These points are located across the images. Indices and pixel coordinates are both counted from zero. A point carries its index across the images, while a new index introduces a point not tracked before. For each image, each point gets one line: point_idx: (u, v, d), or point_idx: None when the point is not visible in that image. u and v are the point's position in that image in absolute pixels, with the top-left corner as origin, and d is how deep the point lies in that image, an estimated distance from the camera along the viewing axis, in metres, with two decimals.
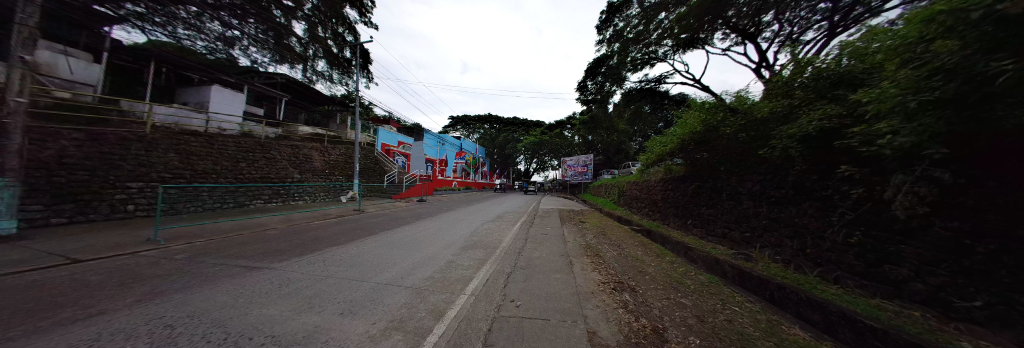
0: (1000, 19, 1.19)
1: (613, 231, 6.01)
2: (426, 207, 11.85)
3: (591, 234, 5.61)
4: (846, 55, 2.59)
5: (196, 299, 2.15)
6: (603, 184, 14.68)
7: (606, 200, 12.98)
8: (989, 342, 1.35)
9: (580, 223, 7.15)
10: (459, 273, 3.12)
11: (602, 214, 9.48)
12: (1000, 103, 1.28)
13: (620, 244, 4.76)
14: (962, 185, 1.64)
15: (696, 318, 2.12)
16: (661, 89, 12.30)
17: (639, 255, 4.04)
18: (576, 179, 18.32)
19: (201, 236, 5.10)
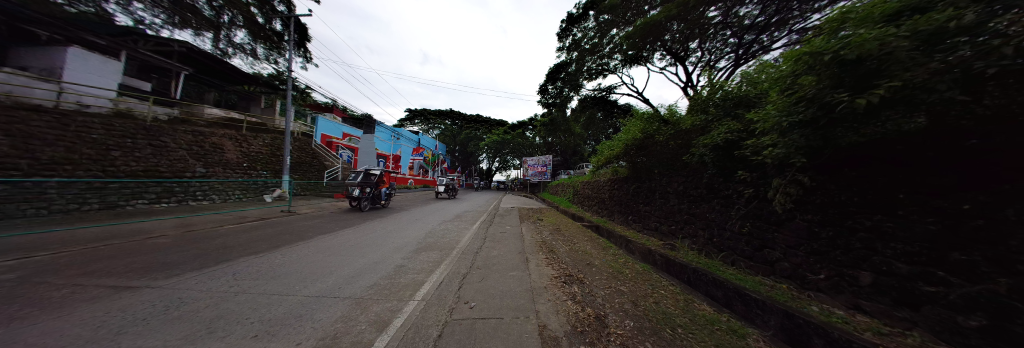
0: (839, 65, 1.73)
1: (567, 227, 6.40)
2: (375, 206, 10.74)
3: (547, 230, 5.90)
4: (745, 82, 3.28)
5: (29, 334, 1.51)
6: (560, 183, 15.51)
7: (561, 198, 13.78)
8: (833, 306, 2.04)
9: (538, 220, 7.45)
10: (409, 278, 2.90)
11: (558, 211, 10.02)
12: (838, 127, 1.87)
13: (572, 239, 5.11)
14: (819, 187, 2.34)
15: (631, 303, 2.39)
16: (611, 98, 13.56)
17: (589, 249, 4.40)
18: (536, 179, 18.89)
19: (46, 248, 3.69)
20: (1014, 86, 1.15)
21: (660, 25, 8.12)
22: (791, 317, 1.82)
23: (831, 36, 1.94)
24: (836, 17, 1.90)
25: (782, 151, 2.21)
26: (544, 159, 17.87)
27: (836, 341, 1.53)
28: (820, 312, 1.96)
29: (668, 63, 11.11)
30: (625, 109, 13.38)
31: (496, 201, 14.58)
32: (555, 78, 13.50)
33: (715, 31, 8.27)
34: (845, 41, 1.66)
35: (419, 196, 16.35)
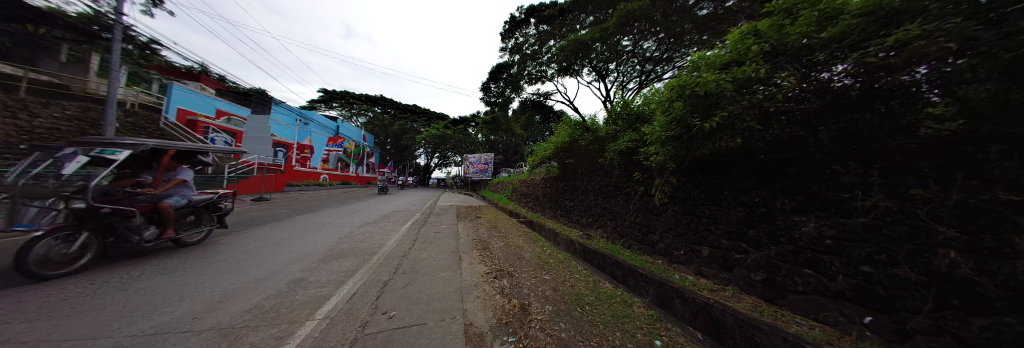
0: (697, 96, 2.42)
1: (503, 224, 6.57)
2: (267, 207, 8.41)
3: (483, 228, 5.92)
4: (635, 99, 3.96)
5: None
6: (500, 182, 15.77)
7: (501, 196, 14.04)
8: (688, 271, 3.02)
9: (476, 218, 7.40)
10: (310, 293, 2.40)
11: (496, 209, 10.14)
12: (698, 144, 2.63)
13: (506, 234, 5.29)
14: (682, 185, 3.25)
15: (552, 289, 2.64)
16: (547, 103, 14.66)
17: (520, 243, 4.63)
18: (477, 176, 18.74)
19: None
20: (781, 136, 2.19)
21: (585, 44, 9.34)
22: (662, 283, 2.49)
23: (691, 73, 2.63)
24: (693, 60, 2.57)
25: (667, 157, 2.96)
26: (486, 156, 17.87)
27: (688, 298, 2.21)
28: (680, 280, 2.70)
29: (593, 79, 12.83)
30: (559, 115, 14.68)
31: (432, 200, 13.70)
32: (497, 78, 13.79)
33: (626, 57, 9.93)
34: (699, 81, 2.34)
35: (336, 195, 13.81)
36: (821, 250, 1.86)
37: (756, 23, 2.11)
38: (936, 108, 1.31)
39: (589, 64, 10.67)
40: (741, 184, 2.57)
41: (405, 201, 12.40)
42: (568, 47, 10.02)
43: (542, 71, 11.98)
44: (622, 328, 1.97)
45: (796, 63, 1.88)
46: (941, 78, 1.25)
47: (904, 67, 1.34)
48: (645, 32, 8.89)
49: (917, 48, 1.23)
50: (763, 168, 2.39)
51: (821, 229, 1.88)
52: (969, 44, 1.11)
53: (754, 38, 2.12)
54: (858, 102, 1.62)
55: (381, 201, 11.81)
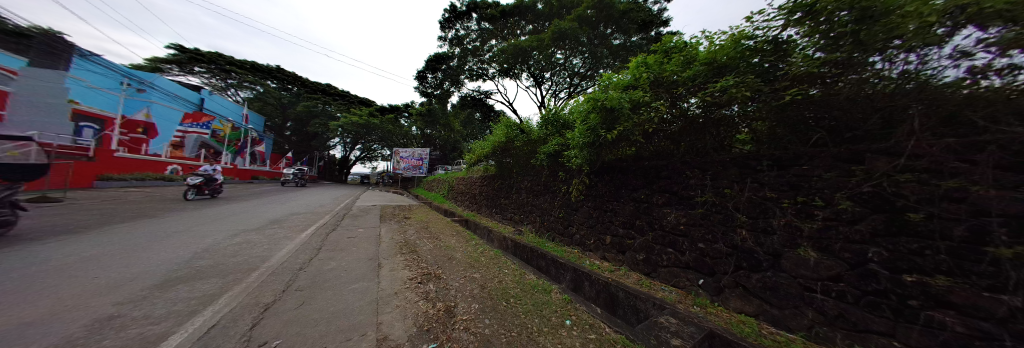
0: (606, 109, 2.92)
1: (435, 224, 6.25)
2: (42, 211, 5.24)
3: (412, 229, 5.44)
4: (558, 108, 4.34)
5: None
6: (436, 179, 14.86)
7: (436, 194, 13.25)
8: (595, 256, 3.60)
9: (404, 219, 6.75)
10: (147, 330, 1.65)
11: (430, 208, 9.50)
12: (605, 149, 3.19)
13: (438, 235, 5.02)
14: (593, 184, 3.83)
15: (480, 287, 2.66)
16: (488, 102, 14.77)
17: (452, 243, 4.48)
18: (410, 172, 17.04)
19: None
20: (659, 149, 2.99)
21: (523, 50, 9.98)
22: (575, 269, 2.88)
23: (600, 90, 3.09)
24: (604, 82, 3.01)
25: (583, 160, 3.45)
26: (421, 151, 16.48)
27: (594, 279, 2.64)
28: (591, 265, 3.18)
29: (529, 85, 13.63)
30: (498, 115, 14.99)
31: (350, 199, 11.66)
32: (435, 68, 13.00)
33: (559, 70, 10.99)
34: (609, 98, 2.82)
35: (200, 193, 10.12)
36: (678, 233, 2.63)
37: (644, 57, 2.65)
38: (743, 131, 2.26)
39: (527, 70, 11.31)
40: (632, 183, 3.23)
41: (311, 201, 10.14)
42: (508, 50, 10.37)
43: (483, 68, 11.98)
44: (539, 314, 2.17)
45: (668, 92, 2.50)
46: (746, 114, 2.12)
47: (728, 103, 2.12)
48: (574, 50, 10.01)
49: (732, 93, 2.01)
50: (646, 171, 3.09)
51: (679, 218, 2.63)
52: (758, 93, 1.96)
53: (644, 68, 2.63)
54: (703, 128, 2.47)
55: (271, 201, 9.25)
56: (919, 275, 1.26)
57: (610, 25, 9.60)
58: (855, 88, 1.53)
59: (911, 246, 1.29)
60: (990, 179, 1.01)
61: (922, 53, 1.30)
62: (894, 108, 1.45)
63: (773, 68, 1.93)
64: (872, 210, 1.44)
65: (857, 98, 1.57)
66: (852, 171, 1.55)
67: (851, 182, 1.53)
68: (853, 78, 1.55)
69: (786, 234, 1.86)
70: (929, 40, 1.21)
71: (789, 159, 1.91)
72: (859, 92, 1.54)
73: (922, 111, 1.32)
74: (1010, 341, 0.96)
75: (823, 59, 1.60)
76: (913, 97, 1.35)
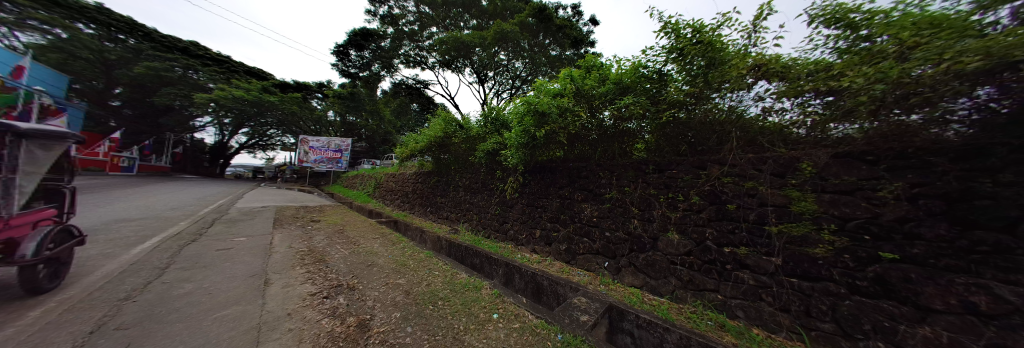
0: (538, 113, 3.15)
1: (354, 226, 5.39)
2: None
3: (321, 234, 4.53)
4: (495, 109, 4.39)
5: None
6: (359, 175, 12.84)
7: (359, 193, 11.48)
8: (525, 249, 3.85)
9: (311, 222, 5.55)
10: None
11: (350, 208, 8.14)
12: (538, 148, 3.45)
13: (356, 239, 4.34)
14: (527, 183, 4.08)
15: (404, 294, 2.44)
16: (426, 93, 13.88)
17: (374, 248, 3.96)
18: (324, 166, 14.12)
19: None
20: (579, 153, 3.42)
21: (465, 45, 9.85)
22: (506, 263, 3.01)
23: (534, 95, 3.30)
24: (538, 87, 3.22)
25: (517, 160, 3.61)
26: (342, 141, 13.96)
27: (524, 271, 2.82)
28: (522, 258, 3.37)
29: (472, 81, 13.37)
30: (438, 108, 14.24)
31: (226, 199, 8.73)
32: (363, 46, 11.86)
33: (501, 71, 11.22)
34: (542, 103, 3.06)
35: None
36: (591, 224, 3.09)
37: (571, 70, 2.95)
38: (641, 139, 2.75)
39: (468, 66, 11.13)
40: (559, 182, 3.59)
41: (154, 202, 7.12)
42: (449, 40, 9.91)
43: (421, 56, 11.12)
44: (468, 312, 2.16)
45: (588, 103, 2.88)
46: (641, 128, 2.67)
47: (629, 117, 2.62)
48: (516, 54, 10.38)
49: (631, 109, 2.52)
50: (570, 172, 3.49)
51: (593, 211, 3.10)
52: (647, 111, 2.50)
53: (569, 79, 2.95)
54: (612, 137, 2.96)
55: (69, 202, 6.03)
56: (732, 247, 2.05)
57: (548, 36, 10.36)
58: (704, 115, 2.23)
59: (729, 227, 2.08)
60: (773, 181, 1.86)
61: (736, 95, 2.05)
62: (723, 131, 2.19)
63: (658, 91, 2.46)
64: (712, 203, 2.20)
65: (705, 122, 2.27)
66: (701, 175, 2.28)
67: (700, 182, 2.28)
68: (704, 107, 2.22)
69: (662, 221, 2.50)
70: (743, 85, 1.95)
71: (665, 165, 2.56)
72: (706, 117, 2.24)
73: (739, 134, 2.09)
74: (777, 286, 1.81)
75: (688, 91, 2.24)
76: (735, 124, 2.11)
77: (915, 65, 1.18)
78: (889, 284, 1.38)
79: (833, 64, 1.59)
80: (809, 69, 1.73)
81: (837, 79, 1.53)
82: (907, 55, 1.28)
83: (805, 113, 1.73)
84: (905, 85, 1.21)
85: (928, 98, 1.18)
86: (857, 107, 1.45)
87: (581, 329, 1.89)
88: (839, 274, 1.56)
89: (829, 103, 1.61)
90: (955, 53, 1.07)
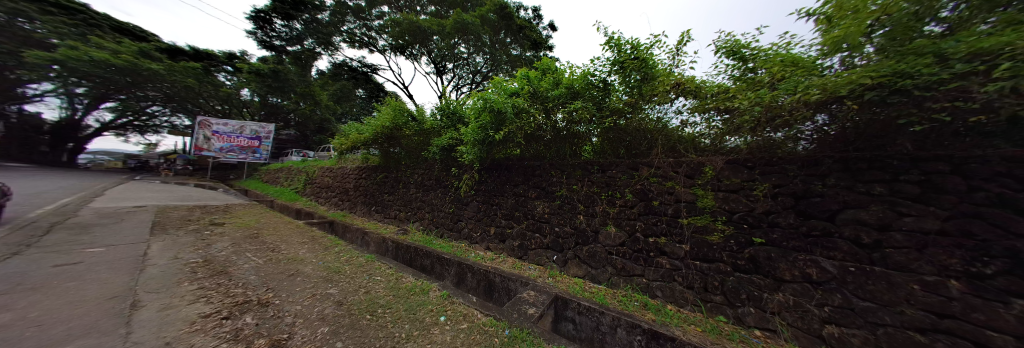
0: (495, 111, 3.13)
1: (274, 230, 4.49)
2: None
3: (226, 241, 3.67)
4: (450, 104, 4.21)
5: None
6: (285, 169, 10.85)
7: (283, 189, 9.69)
8: (479, 247, 3.82)
9: (211, 226, 4.44)
10: None
11: (270, 208, 6.80)
12: (494, 144, 3.42)
13: (276, 245, 3.65)
14: (483, 181, 4.04)
15: (336, 305, 2.16)
16: (376, 79, 12.71)
17: (299, 254, 3.38)
18: (234, 157, 11.48)
19: None
20: (533, 153, 3.53)
21: (421, 30, 9.32)
22: (457, 262, 2.94)
23: (492, 92, 3.28)
24: (496, 85, 3.21)
25: (473, 157, 3.52)
26: (263, 126, 11.58)
27: (476, 270, 2.79)
28: (474, 257, 3.33)
29: (430, 72, 12.65)
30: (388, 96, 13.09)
31: (67, 196, 6.32)
32: (291, 16, 10.11)
33: (461, 64, 10.90)
34: (500, 102, 3.03)
35: None
36: (542, 221, 3.25)
37: (528, 71, 3.02)
38: (589, 142, 2.98)
39: (425, 54, 10.56)
40: (514, 180, 3.66)
41: None
42: (404, 22, 9.20)
43: (370, 36, 10.08)
44: (411, 318, 2.03)
45: (542, 105, 3.00)
46: (589, 131, 2.89)
47: (579, 120, 2.82)
48: (477, 49, 10.13)
49: (580, 114, 2.71)
50: (525, 170, 3.58)
51: (544, 208, 3.26)
52: (594, 116, 2.73)
53: (525, 80, 3.02)
54: (563, 138, 3.14)
55: None
56: (654, 238, 2.41)
57: (509, 35, 10.35)
58: (639, 123, 2.55)
59: (653, 220, 2.44)
60: (686, 180, 2.27)
61: (662, 107, 2.41)
62: (652, 138, 2.55)
63: (603, 98, 2.70)
64: (641, 200, 2.52)
65: (638, 129, 2.60)
66: (633, 175, 2.60)
67: (632, 182, 2.60)
68: (639, 116, 2.54)
69: (602, 216, 2.77)
70: (666, 100, 2.32)
71: (606, 165, 2.82)
72: (640, 125, 2.57)
73: (663, 141, 2.47)
74: (685, 268, 2.22)
75: (627, 100, 2.54)
76: (661, 133, 2.48)
77: (780, 95, 1.66)
78: (758, 262, 1.91)
79: (729, 87, 2.06)
80: (715, 89, 2.16)
81: (732, 100, 1.98)
82: (774, 85, 1.80)
83: (709, 126, 2.19)
84: (774, 109, 1.71)
85: (787, 120, 1.70)
86: (742, 124, 1.95)
87: (528, 322, 1.97)
88: (727, 256, 2.05)
89: (726, 119, 2.07)
90: (802, 87, 1.55)
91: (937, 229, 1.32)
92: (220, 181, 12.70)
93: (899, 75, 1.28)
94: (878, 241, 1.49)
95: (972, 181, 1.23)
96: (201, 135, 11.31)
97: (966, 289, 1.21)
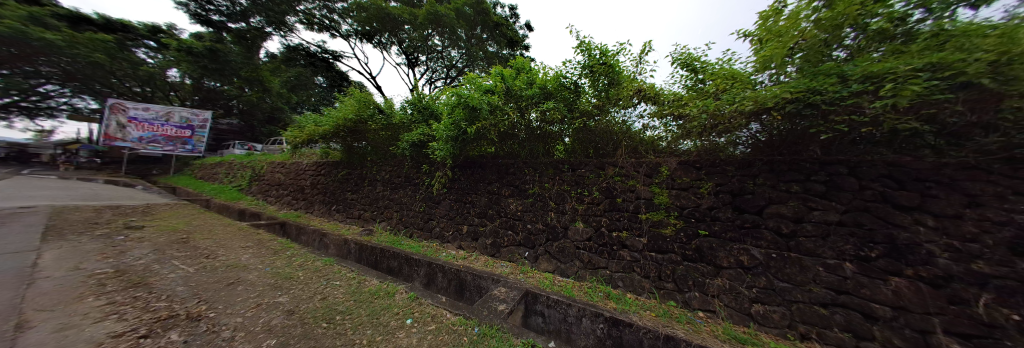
0: (469, 108, 3.07)
1: (208, 233, 3.90)
2: None
3: (144, 246, 3.09)
4: (421, 98, 4.04)
5: None
6: (226, 163, 9.48)
7: (223, 187, 8.46)
8: (451, 247, 3.74)
9: (123, 229, 3.70)
10: None
11: (204, 208, 5.88)
12: (467, 141, 3.36)
13: (213, 251, 3.19)
14: (455, 179, 3.97)
15: (286, 314, 1.95)
16: (338, 67, 11.78)
17: (242, 260, 2.98)
18: (160, 148, 9.72)
19: None
20: (506, 151, 3.54)
21: (391, 18, 8.88)
22: (427, 262, 2.86)
23: (466, 88, 3.22)
24: (470, 81, 3.15)
25: (445, 155, 3.42)
26: (195, 112, 9.82)
27: (446, 270, 2.74)
28: (445, 256, 3.26)
29: (400, 63, 12.01)
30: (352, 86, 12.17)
31: None
32: None
33: (434, 57, 10.55)
34: (474, 98, 2.97)
35: None
36: (514, 218, 3.29)
37: (503, 69, 3.02)
38: (561, 141, 3.08)
39: (395, 44, 10.12)
40: (488, 178, 3.65)
41: None
42: (370, 7, 8.61)
43: (331, 20, 9.35)
44: (374, 323, 1.93)
45: (516, 104, 3.01)
46: (561, 131, 2.99)
47: (551, 120, 2.90)
48: (451, 42, 9.84)
49: (553, 113, 2.78)
50: (499, 168, 3.58)
51: (517, 206, 3.31)
52: (566, 117, 2.83)
53: (500, 78, 3.01)
54: (536, 138, 3.21)
55: None
56: (617, 232, 2.59)
57: (485, 31, 10.01)
58: (607, 125, 2.71)
59: (616, 216, 2.62)
60: (645, 179, 2.48)
61: (626, 111, 2.60)
62: (617, 140, 2.73)
63: (575, 100, 2.80)
64: (606, 198, 2.69)
65: (604, 131, 2.76)
66: (600, 174, 2.77)
67: (599, 180, 2.76)
68: (607, 118, 2.70)
69: (570, 213, 2.90)
70: (628, 104, 2.52)
71: (575, 164, 2.95)
72: (607, 127, 2.74)
73: (627, 142, 2.67)
74: (642, 260, 2.43)
75: (596, 103, 2.68)
76: (625, 135, 2.67)
77: (722, 104, 1.88)
78: (701, 251, 2.17)
79: (682, 95, 2.29)
80: (671, 97, 2.39)
81: (684, 107, 2.20)
82: (718, 96, 2.03)
83: (665, 129, 2.42)
84: (717, 116, 1.93)
85: (726, 127, 1.95)
86: (691, 129, 2.18)
87: (497, 318, 1.99)
88: (677, 247, 2.28)
89: (679, 124, 2.30)
90: (739, 98, 1.78)
91: (837, 221, 1.71)
92: (136, 176, 10.63)
93: (811, 91, 1.55)
94: (794, 231, 1.84)
95: (864, 181, 1.66)
96: (114, 121, 9.37)
97: (857, 269, 1.61)
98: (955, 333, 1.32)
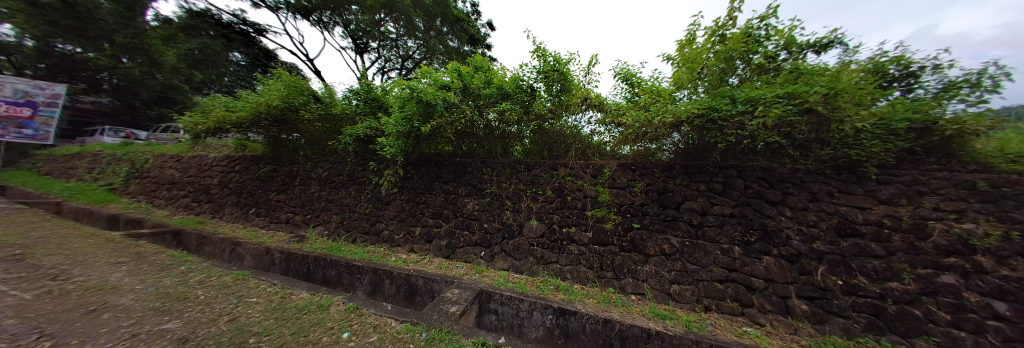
0: (423, 103, 2.91)
1: (48, 247, 2.86)
2: None
3: None
4: (368, 88, 3.67)
5: None
6: (87, 154, 7.14)
7: (81, 184, 6.35)
8: (403, 249, 3.51)
9: None
10: None
11: (42, 213, 4.30)
12: (422, 138, 3.19)
13: (63, 269, 2.38)
14: (408, 178, 3.73)
15: (177, 343, 1.55)
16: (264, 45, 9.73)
17: (110, 280, 2.27)
18: None
19: None
20: (463, 150, 3.48)
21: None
22: (371, 268, 2.64)
23: (421, 82, 3.03)
24: (425, 75, 3.00)
25: (397, 152, 3.19)
26: (38, 85, 7.05)
27: (394, 275, 2.56)
28: (395, 261, 3.04)
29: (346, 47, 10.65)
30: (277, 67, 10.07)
31: None
32: None
33: (388, 45, 9.74)
34: (431, 93, 2.82)
35: None
36: (471, 218, 3.26)
37: (460, 66, 2.95)
38: (520, 142, 3.16)
39: (340, 25, 9.07)
40: (443, 177, 3.54)
41: None
42: None
43: None
44: (302, 341, 1.69)
45: (474, 102, 2.99)
46: (519, 132, 3.08)
47: (509, 121, 2.95)
48: (407, 31, 9.19)
49: (511, 114, 2.84)
50: (456, 167, 3.51)
51: (473, 205, 3.28)
52: (524, 118, 2.92)
53: (458, 74, 2.95)
54: (495, 138, 3.24)
55: None
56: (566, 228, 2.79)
57: (445, 23, 9.46)
58: (561, 128, 2.91)
59: (566, 213, 2.81)
60: (592, 179, 2.73)
61: (577, 117, 2.83)
62: (569, 142, 2.94)
63: (531, 102, 2.91)
64: (557, 196, 2.87)
65: (558, 134, 2.96)
66: (553, 174, 2.94)
67: (552, 180, 2.93)
68: (561, 122, 2.89)
69: (526, 211, 3.01)
70: (575, 111, 2.78)
71: (531, 164, 3.08)
72: (560, 130, 2.94)
73: (577, 145, 2.90)
74: (586, 253, 2.66)
75: (551, 107, 2.85)
76: (576, 138, 2.89)
77: (652, 114, 2.18)
78: (634, 242, 2.48)
79: (621, 105, 2.59)
80: (614, 106, 2.68)
81: (622, 116, 2.50)
82: (648, 107, 2.35)
83: (608, 134, 2.70)
84: (648, 124, 2.23)
85: (653, 135, 2.28)
86: (627, 136, 2.48)
87: (449, 320, 1.94)
88: (616, 239, 2.57)
89: (619, 131, 2.60)
90: (664, 110, 2.10)
91: (730, 213, 2.17)
92: None
93: (712, 108, 1.93)
94: (701, 222, 2.26)
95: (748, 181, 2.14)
96: None
97: (742, 251, 2.08)
98: (802, 295, 1.84)
